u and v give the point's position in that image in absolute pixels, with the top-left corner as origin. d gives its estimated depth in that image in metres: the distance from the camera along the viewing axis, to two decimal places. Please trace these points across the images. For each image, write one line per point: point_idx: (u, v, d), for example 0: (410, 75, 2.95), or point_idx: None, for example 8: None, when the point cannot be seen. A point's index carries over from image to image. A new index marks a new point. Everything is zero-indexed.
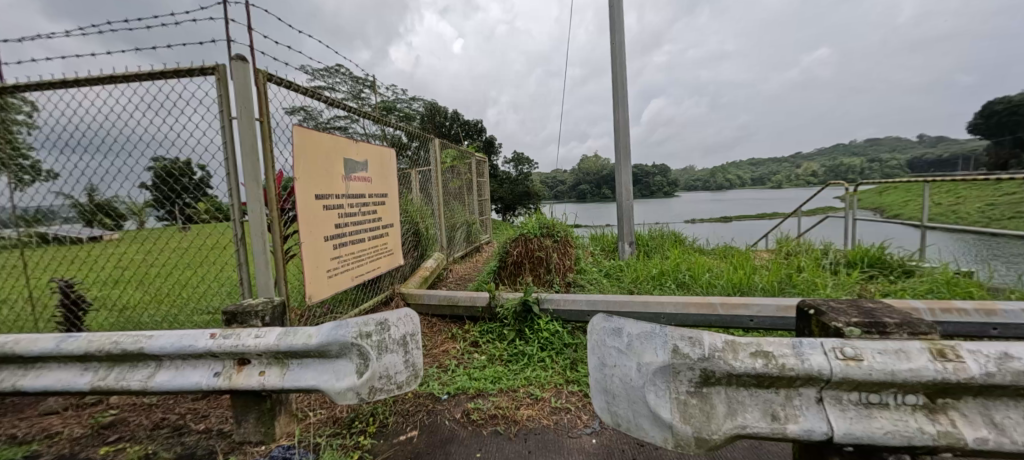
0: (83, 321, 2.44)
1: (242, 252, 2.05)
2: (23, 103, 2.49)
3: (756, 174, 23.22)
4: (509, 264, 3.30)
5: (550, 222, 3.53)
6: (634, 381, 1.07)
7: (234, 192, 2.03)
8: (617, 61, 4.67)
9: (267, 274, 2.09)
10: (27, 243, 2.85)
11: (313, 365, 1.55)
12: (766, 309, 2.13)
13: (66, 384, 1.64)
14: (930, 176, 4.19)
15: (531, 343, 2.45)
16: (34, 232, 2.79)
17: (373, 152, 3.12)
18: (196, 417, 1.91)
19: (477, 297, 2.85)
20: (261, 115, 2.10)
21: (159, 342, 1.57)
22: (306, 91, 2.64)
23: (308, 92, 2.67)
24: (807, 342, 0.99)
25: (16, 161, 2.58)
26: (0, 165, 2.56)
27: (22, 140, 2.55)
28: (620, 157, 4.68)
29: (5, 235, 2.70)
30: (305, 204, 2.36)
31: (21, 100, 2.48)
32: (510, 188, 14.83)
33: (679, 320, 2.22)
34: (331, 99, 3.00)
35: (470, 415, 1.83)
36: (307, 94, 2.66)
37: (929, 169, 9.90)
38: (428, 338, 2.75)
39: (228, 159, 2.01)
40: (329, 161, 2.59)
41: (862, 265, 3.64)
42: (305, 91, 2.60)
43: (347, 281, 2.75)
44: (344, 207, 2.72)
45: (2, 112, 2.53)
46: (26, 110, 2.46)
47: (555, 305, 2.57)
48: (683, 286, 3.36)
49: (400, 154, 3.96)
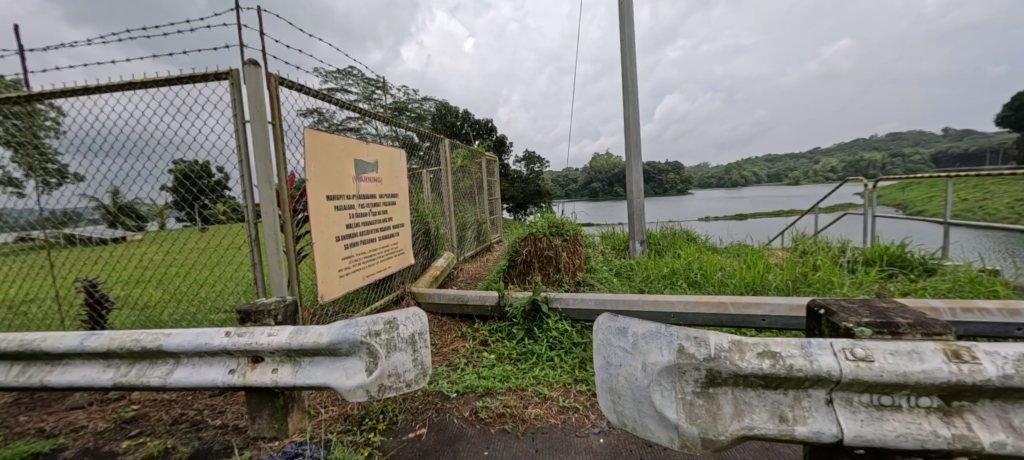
0: (105, 319, 2.52)
1: (256, 252, 2.10)
2: (51, 109, 2.59)
3: (773, 171, 22.75)
4: (518, 263, 3.29)
5: (559, 221, 3.53)
6: (639, 381, 1.07)
7: (248, 194, 2.08)
8: (627, 58, 4.64)
9: (281, 274, 2.13)
10: (55, 244, 2.97)
11: (323, 363, 1.59)
12: (778, 308, 2.08)
13: (90, 380, 1.70)
14: (954, 171, 4.06)
15: (540, 342, 2.45)
16: (63, 234, 2.91)
17: (383, 153, 3.16)
18: (213, 413, 1.97)
19: (487, 297, 2.86)
20: (273, 118, 2.14)
21: (177, 340, 1.62)
22: (319, 94, 2.68)
23: (320, 96, 2.72)
24: (816, 342, 0.96)
25: (45, 166, 2.69)
26: (28, 170, 2.67)
27: (49, 145, 2.66)
28: (630, 155, 4.65)
29: (35, 237, 2.83)
30: (317, 204, 2.40)
31: (49, 107, 2.59)
32: (521, 187, 14.86)
33: (689, 319, 2.20)
34: (344, 102, 3.04)
35: (478, 413, 1.84)
36: (321, 97, 2.71)
37: (956, 164, 9.58)
38: (438, 337, 2.78)
39: (242, 161, 2.06)
40: (340, 162, 2.63)
41: (881, 264, 3.54)
42: (318, 95, 2.64)
43: (358, 280, 2.79)
44: (355, 207, 2.76)
45: (31, 118, 2.64)
46: (53, 116, 2.56)
47: (563, 304, 2.57)
48: (694, 285, 3.33)
49: (410, 154, 4.01)
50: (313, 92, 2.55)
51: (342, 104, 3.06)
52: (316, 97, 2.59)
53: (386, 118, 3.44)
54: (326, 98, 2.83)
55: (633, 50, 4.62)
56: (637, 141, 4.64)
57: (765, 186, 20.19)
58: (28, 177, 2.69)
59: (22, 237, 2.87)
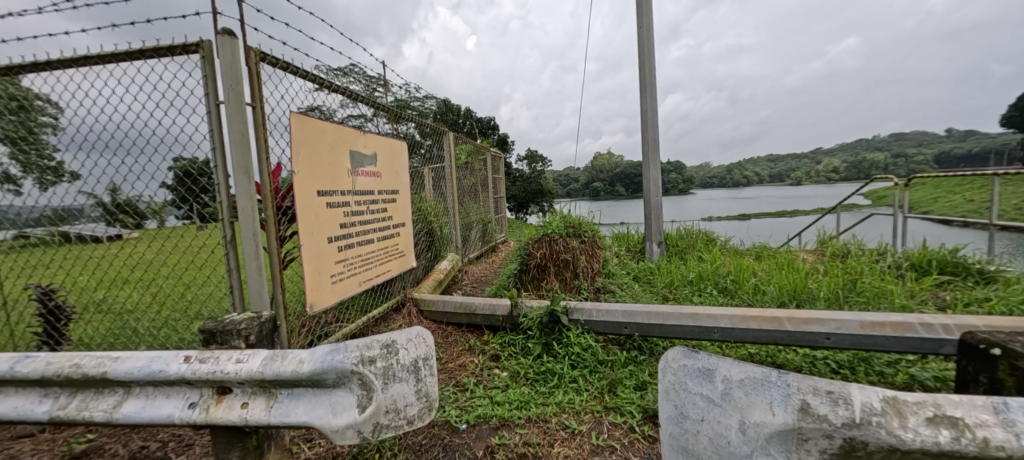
0: (64, 331, 2.20)
1: (232, 255, 1.79)
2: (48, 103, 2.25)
3: (779, 171, 22.37)
4: (531, 267, 2.98)
5: (576, 220, 3.19)
6: (735, 445, 0.84)
7: (223, 188, 1.77)
8: (644, 47, 4.31)
9: (261, 282, 1.82)
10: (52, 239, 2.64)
11: (306, 396, 1.28)
12: (846, 325, 1.75)
13: (22, 412, 1.39)
14: (1000, 168, 3.75)
15: (560, 360, 2.14)
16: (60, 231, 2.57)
17: (383, 146, 2.85)
18: (179, 447, 1.67)
19: (497, 306, 2.56)
20: (253, 99, 1.83)
21: (126, 365, 1.33)
22: (314, 78, 2.39)
23: (316, 80, 2.44)
24: (1014, 406, 0.80)
25: (41, 161, 2.33)
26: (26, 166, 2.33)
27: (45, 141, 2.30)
28: (646, 150, 4.36)
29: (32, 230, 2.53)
30: (305, 200, 2.09)
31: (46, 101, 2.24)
32: (523, 186, 14.53)
33: (735, 336, 1.92)
34: (342, 89, 2.77)
35: (494, 454, 1.54)
36: (315, 81, 2.42)
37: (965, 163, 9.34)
38: (444, 350, 2.51)
39: (216, 149, 1.75)
40: (333, 153, 2.32)
41: (929, 270, 3.20)
42: (312, 77, 2.36)
43: (354, 286, 2.49)
44: (350, 204, 2.46)
45: (30, 112, 2.29)
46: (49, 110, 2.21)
47: (586, 316, 2.26)
48: (725, 293, 3.03)
49: (412, 152, 3.71)
50: (303, 73, 2.26)
51: (339, 91, 2.79)
52: (309, 80, 2.30)
53: (387, 108, 3.16)
54: (321, 83, 2.56)
55: (649, 38, 4.30)
56: (655, 135, 4.33)
57: (772, 187, 19.77)
58: (25, 173, 2.35)
59: (19, 235, 2.63)
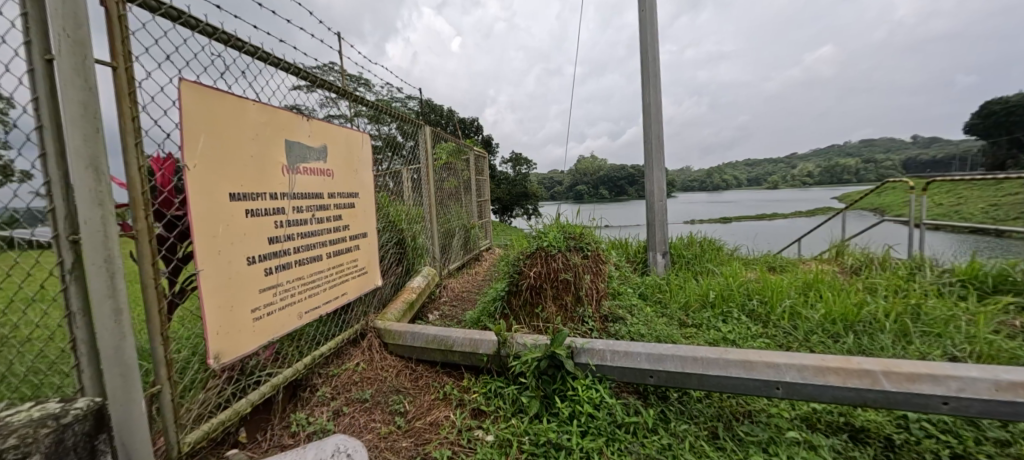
0: None
1: (74, 293, 1.17)
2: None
3: (760, 175, 22.54)
4: (523, 289, 2.42)
5: (576, 230, 2.64)
6: None
7: (54, 188, 1.13)
8: (646, 32, 3.81)
9: (121, 333, 1.21)
10: None
11: None
12: (972, 386, 1.27)
13: None
14: None
15: (566, 425, 1.58)
16: None
17: (336, 136, 2.24)
18: None
19: (481, 342, 1.99)
20: (112, 58, 1.22)
21: None
22: (278, 62, 1.83)
23: (284, 66, 1.87)
24: None
25: None
26: None
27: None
28: (650, 149, 3.86)
29: None
30: (206, 208, 1.48)
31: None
32: (507, 188, 14.00)
33: (807, 394, 1.41)
34: (324, 81, 2.21)
35: None
36: (280, 66, 1.86)
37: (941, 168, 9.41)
38: (410, 399, 1.93)
39: (43, 128, 1.12)
40: (259, 142, 1.71)
41: (981, 288, 2.78)
42: (273, 59, 1.79)
43: (292, 320, 1.88)
44: (288, 212, 1.84)
45: None
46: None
47: (597, 359, 1.72)
48: (754, 317, 2.53)
49: (392, 154, 3.28)
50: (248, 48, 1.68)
51: (316, 81, 2.23)
52: (257, 57, 1.72)
53: (370, 104, 2.62)
54: (294, 71, 2.00)
55: (654, 24, 3.81)
56: (659, 133, 3.84)
57: (757, 190, 19.72)
58: None
59: None
